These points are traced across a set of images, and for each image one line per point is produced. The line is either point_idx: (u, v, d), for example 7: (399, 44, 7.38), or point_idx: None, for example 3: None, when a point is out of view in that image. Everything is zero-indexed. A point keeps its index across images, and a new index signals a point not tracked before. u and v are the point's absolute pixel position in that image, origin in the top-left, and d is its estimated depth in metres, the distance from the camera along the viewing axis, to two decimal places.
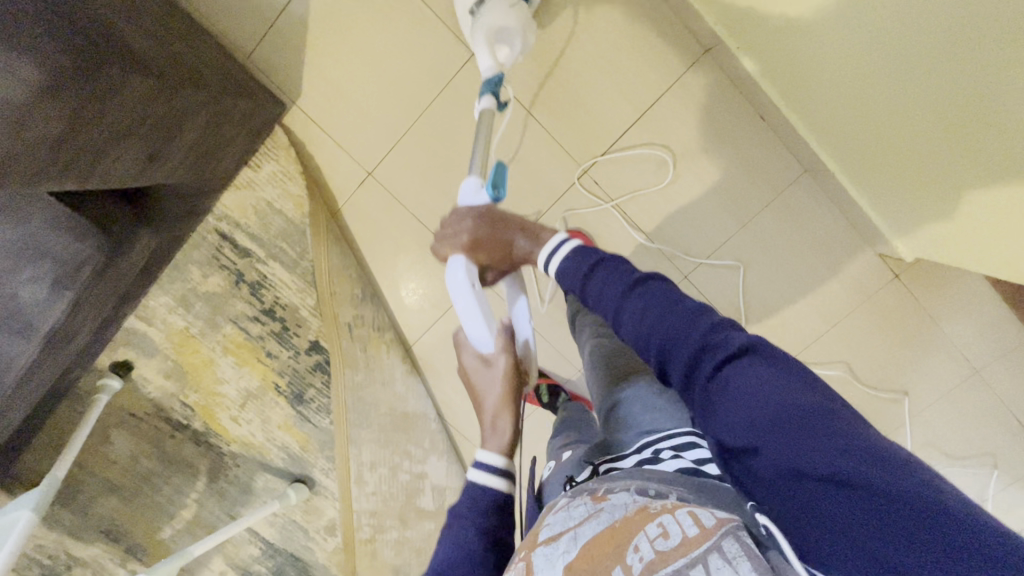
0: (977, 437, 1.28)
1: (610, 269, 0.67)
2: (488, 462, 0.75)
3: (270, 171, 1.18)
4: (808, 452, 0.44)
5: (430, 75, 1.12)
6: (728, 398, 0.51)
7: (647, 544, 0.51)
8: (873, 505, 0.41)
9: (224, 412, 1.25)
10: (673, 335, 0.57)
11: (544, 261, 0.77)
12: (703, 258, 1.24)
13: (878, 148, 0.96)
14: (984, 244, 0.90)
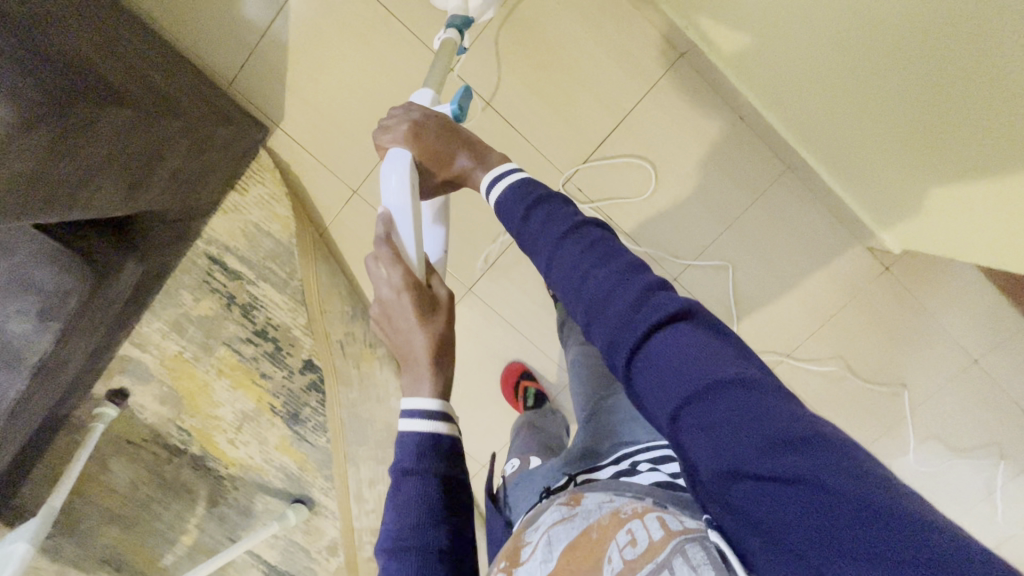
0: (983, 426, 1.13)
1: (551, 212, 0.54)
2: (422, 407, 0.54)
3: (257, 195, 1.03)
4: (737, 439, 0.35)
5: (402, 79, 0.99)
6: (660, 373, 0.40)
7: (617, 552, 0.44)
8: (810, 498, 0.31)
9: (221, 434, 1.18)
10: (601, 294, 0.46)
11: (488, 185, 0.62)
12: (692, 259, 1.07)
13: (869, 143, 0.83)
14: (980, 240, 0.81)
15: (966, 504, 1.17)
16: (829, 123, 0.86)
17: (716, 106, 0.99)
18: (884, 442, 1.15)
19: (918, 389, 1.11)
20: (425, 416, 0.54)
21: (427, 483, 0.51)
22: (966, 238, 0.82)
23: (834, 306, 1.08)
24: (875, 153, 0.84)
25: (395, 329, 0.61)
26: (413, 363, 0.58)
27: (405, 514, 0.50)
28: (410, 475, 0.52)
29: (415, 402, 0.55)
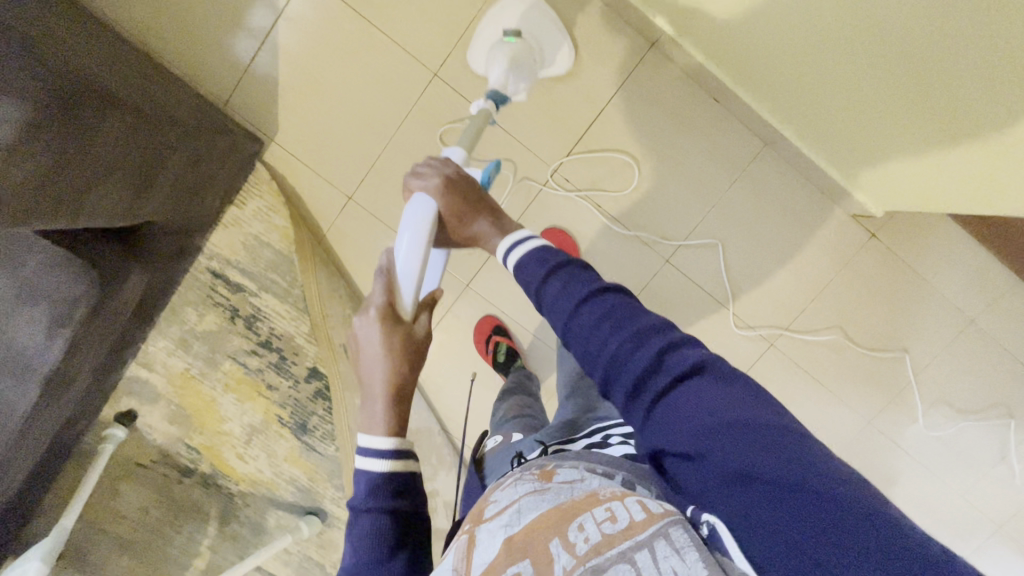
0: (988, 387, 1.13)
1: (569, 275, 0.56)
2: (378, 448, 0.58)
3: (255, 208, 1.06)
4: (751, 464, 0.41)
5: (389, 86, 1.03)
6: (673, 420, 0.46)
7: (593, 525, 0.46)
8: (817, 514, 0.37)
9: (230, 450, 1.18)
10: (617, 355, 0.49)
11: (505, 249, 0.63)
12: (682, 240, 1.09)
13: (837, 111, 0.86)
14: (955, 192, 0.82)
15: (983, 469, 1.16)
16: (800, 97, 0.89)
17: (690, 90, 1.03)
18: (894, 410, 1.15)
19: (920, 353, 1.12)
20: (380, 454, 0.58)
21: (377, 520, 0.56)
22: (938, 187, 0.84)
23: (827, 276, 1.09)
24: (839, 121, 0.88)
25: (361, 363, 0.62)
26: (371, 403, 0.60)
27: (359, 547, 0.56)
28: (364, 513, 0.57)
29: (373, 440, 0.58)
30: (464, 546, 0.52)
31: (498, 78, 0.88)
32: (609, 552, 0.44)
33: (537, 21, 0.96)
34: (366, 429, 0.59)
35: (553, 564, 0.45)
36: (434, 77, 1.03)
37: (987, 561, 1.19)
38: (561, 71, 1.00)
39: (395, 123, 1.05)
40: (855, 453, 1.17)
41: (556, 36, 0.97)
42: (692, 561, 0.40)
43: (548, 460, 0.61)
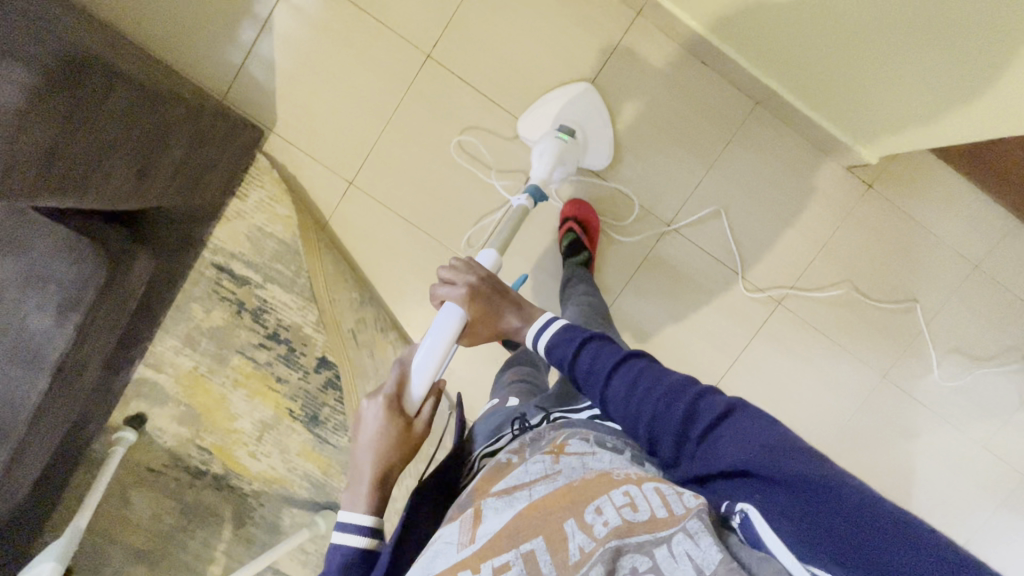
0: (1000, 330, 1.13)
1: (600, 345, 0.61)
2: (356, 525, 0.61)
3: (257, 199, 1.08)
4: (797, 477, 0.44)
5: (383, 72, 1.06)
6: (719, 456, 0.50)
7: (612, 509, 0.48)
8: (864, 519, 0.41)
9: (242, 448, 1.16)
10: (655, 414, 0.54)
11: (532, 335, 0.68)
12: (682, 203, 1.10)
13: (817, 59, 0.88)
14: (938, 128, 0.84)
15: (1002, 417, 1.15)
16: (782, 50, 0.91)
17: (678, 55, 1.05)
18: (908, 362, 1.14)
19: (929, 301, 1.12)
20: (355, 536, 0.61)
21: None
22: (920, 127, 0.86)
23: (828, 230, 1.10)
24: (819, 70, 0.90)
25: (357, 445, 0.66)
26: (361, 482, 0.64)
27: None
28: None
29: (352, 516, 0.61)
30: (470, 520, 0.53)
31: (543, 168, 0.96)
32: (630, 539, 0.45)
33: (591, 121, 1.06)
34: (350, 504, 0.62)
35: (569, 542, 0.46)
36: (427, 58, 1.05)
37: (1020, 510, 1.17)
38: (596, 166, 1.08)
39: (392, 105, 1.07)
40: (872, 409, 1.16)
41: (603, 138, 1.07)
42: (707, 546, 0.43)
43: (554, 437, 0.63)
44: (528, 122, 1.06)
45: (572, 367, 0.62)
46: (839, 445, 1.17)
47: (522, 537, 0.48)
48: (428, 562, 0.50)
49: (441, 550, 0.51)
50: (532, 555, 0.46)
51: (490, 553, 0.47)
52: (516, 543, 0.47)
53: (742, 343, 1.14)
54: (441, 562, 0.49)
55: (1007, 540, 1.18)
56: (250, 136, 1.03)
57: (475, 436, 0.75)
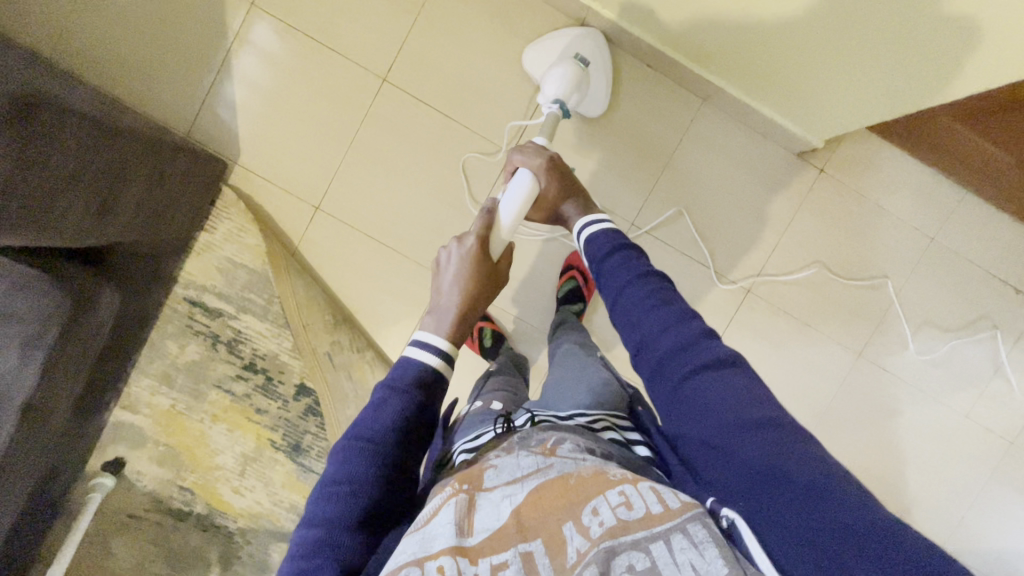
0: (965, 301, 1.15)
1: (625, 260, 0.65)
2: (436, 345, 0.68)
3: (226, 230, 1.09)
4: (779, 458, 0.47)
5: (342, 99, 1.09)
6: (698, 402, 0.53)
7: (608, 509, 0.47)
8: (834, 517, 0.43)
9: (225, 484, 1.14)
10: (659, 327, 0.58)
11: (580, 227, 0.74)
12: (644, 201, 1.13)
13: (754, 52, 0.92)
14: (874, 103, 0.87)
15: (980, 386, 1.17)
16: (721, 47, 0.95)
17: (623, 61, 1.10)
18: (881, 339, 1.16)
19: (892, 276, 1.14)
20: (428, 353, 0.67)
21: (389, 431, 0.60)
22: (858, 109, 0.90)
23: (787, 216, 1.13)
24: (756, 65, 0.94)
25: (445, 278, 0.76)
26: (447, 310, 0.72)
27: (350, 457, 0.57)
28: (393, 391, 0.62)
29: (435, 335, 0.68)
30: (463, 502, 0.52)
31: (560, 88, 0.94)
32: (625, 537, 0.45)
33: (598, 53, 1.05)
34: (433, 325, 0.70)
35: (567, 545, 0.46)
36: (382, 83, 1.09)
37: (1009, 478, 1.18)
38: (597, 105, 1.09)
39: (352, 130, 1.10)
40: (851, 390, 1.16)
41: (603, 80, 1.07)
42: (712, 559, 0.42)
43: (544, 437, 0.61)
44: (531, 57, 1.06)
45: (597, 270, 0.67)
46: (825, 427, 1.17)
47: (521, 536, 0.48)
48: (425, 541, 0.48)
49: (438, 531, 0.49)
50: (530, 556, 0.46)
51: (489, 549, 0.47)
52: (514, 542, 0.47)
53: (717, 335, 1.15)
54: (440, 542, 0.47)
55: (1002, 509, 1.18)
56: (210, 168, 1.05)
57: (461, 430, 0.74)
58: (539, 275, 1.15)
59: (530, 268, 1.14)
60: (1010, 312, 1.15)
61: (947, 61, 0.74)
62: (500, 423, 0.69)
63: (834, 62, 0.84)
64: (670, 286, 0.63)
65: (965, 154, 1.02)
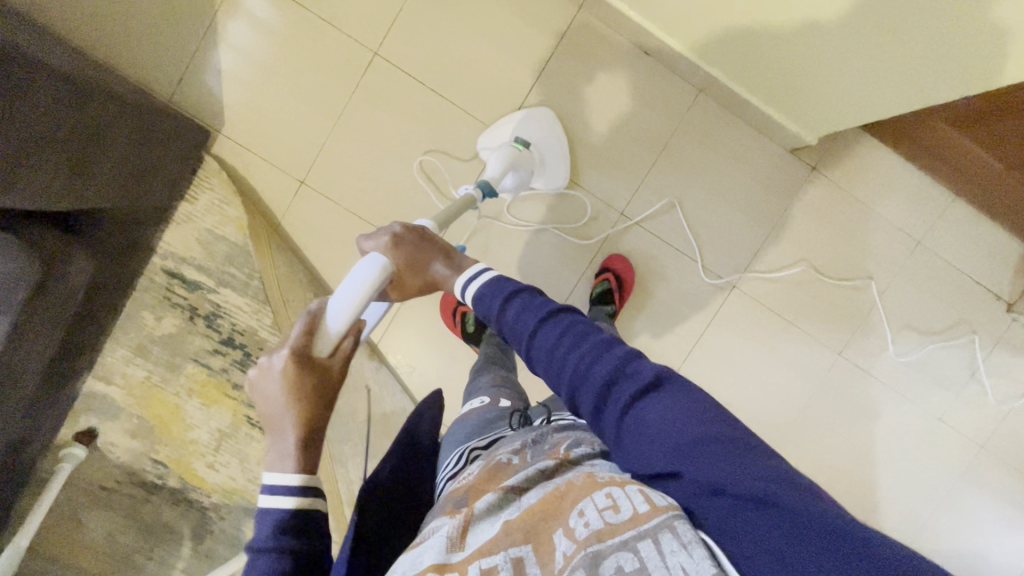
0: (947, 305, 1.16)
1: (527, 302, 0.61)
2: (285, 487, 0.55)
3: (208, 202, 1.07)
4: (728, 473, 0.46)
5: (331, 71, 1.06)
6: (637, 431, 0.51)
7: (594, 511, 0.46)
8: (788, 522, 0.42)
9: (200, 459, 1.12)
10: (578, 369, 0.55)
11: (463, 286, 0.68)
12: (635, 190, 1.11)
13: (752, 43, 0.90)
14: (873, 98, 0.85)
15: (955, 389, 1.19)
16: (719, 36, 0.92)
17: (620, 46, 1.07)
18: (862, 340, 1.17)
19: (876, 277, 1.15)
20: (281, 497, 0.55)
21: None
22: (856, 104, 0.89)
23: (776, 213, 1.12)
24: (754, 57, 0.93)
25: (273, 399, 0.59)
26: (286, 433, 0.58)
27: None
28: (261, 554, 0.52)
29: (278, 477, 0.55)
30: (459, 520, 0.53)
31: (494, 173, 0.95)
32: (611, 540, 0.43)
33: (547, 141, 1.07)
34: (272, 466, 0.57)
35: (554, 550, 0.46)
36: (374, 56, 1.06)
37: (977, 483, 1.21)
38: (553, 188, 1.10)
39: (340, 103, 1.07)
40: (831, 388, 1.18)
41: (561, 161, 1.08)
42: (701, 559, 0.40)
43: (558, 443, 0.63)
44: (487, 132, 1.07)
45: (500, 326, 0.63)
46: (802, 425, 1.18)
47: (512, 541, 0.48)
48: (415, 560, 0.51)
49: (428, 546, 0.52)
50: (520, 562, 0.47)
51: (479, 555, 0.48)
52: (504, 547, 0.48)
53: (701, 328, 1.15)
54: (427, 558, 0.50)
55: (968, 510, 1.21)
56: (190, 136, 1.02)
57: (473, 431, 0.77)
58: (525, 262, 1.13)
59: (516, 253, 1.13)
60: (989, 318, 1.17)
61: (951, 63, 0.72)
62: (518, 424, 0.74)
63: (834, 54, 0.82)
64: (580, 318, 0.61)
65: (957, 158, 1.02)
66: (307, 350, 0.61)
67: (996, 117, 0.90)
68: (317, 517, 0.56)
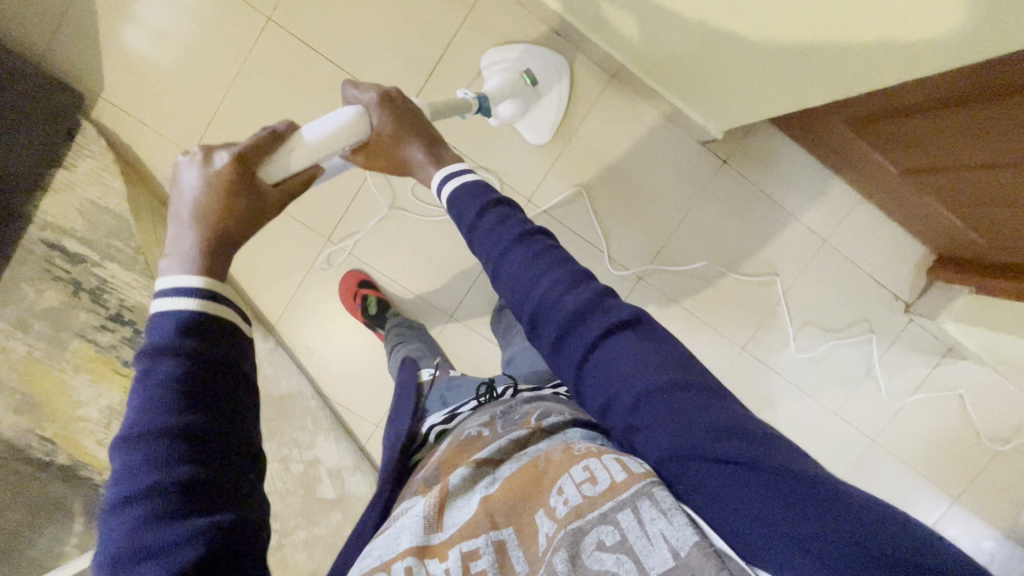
0: (848, 304, 1.18)
1: (500, 216, 0.56)
2: (174, 288, 0.44)
3: (88, 169, 1.01)
4: (709, 433, 0.42)
5: (221, 35, 1.00)
6: (610, 372, 0.47)
7: (573, 487, 0.46)
8: (779, 484, 0.38)
9: (90, 437, 0.97)
10: (551, 294, 0.50)
11: (437, 183, 0.62)
12: (541, 179, 1.09)
13: (666, 24, 0.85)
14: (782, 79, 0.81)
15: (853, 385, 1.22)
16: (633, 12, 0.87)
17: (528, 25, 1.03)
18: (764, 335, 1.18)
19: (781, 274, 1.16)
20: (181, 298, 0.44)
21: (163, 465, 0.39)
22: (765, 90, 0.85)
23: (688, 205, 1.12)
24: (666, 42, 0.89)
25: (187, 193, 0.52)
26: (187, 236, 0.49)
27: (116, 544, 0.37)
28: (153, 360, 0.41)
29: (171, 283, 0.45)
30: (436, 495, 0.53)
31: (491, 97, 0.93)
32: (591, 514, 0.44)
33: (552, 87, 1.04)
34: (165, 255, 0.48)
35: (538, 531, 0.47)
36: (267, 21, 0.99)
37: (867, 474, 1.26)
38: (539, 140, 1.06)
39: (232, 71, 1.01)
40: (733, 381, 1.20)
41: (553, 110, 1.05)
42: (682, 526, 0.40)
43: (529, 413, 0.62)
44: (503, 53, 1.02)
45: (468, 232, 0.57)
46: None
47: (492, 523, 0.49)
48: (391, 542, 0.51)
49: (403, 525, 0.52)
50: (503, 546, 0.48)
51: (459, 538, 0.49)
52: (485, 530, 0.49)
53: None
54: (404, 539, 0.50)
55: None
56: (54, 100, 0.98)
57: (437, 401, 0.75)
58: (429, 247, 1.11)
59: (421, 237, 1.10)
60: (888, 317, 1.19)
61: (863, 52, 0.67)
62: (484, 392, 0.73)
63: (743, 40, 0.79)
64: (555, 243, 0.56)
65: (862, 159, 1.02)
66: (258, 159, 0.57)
67: (892, 120, 0.89)
68: (232, 334, 0.45)
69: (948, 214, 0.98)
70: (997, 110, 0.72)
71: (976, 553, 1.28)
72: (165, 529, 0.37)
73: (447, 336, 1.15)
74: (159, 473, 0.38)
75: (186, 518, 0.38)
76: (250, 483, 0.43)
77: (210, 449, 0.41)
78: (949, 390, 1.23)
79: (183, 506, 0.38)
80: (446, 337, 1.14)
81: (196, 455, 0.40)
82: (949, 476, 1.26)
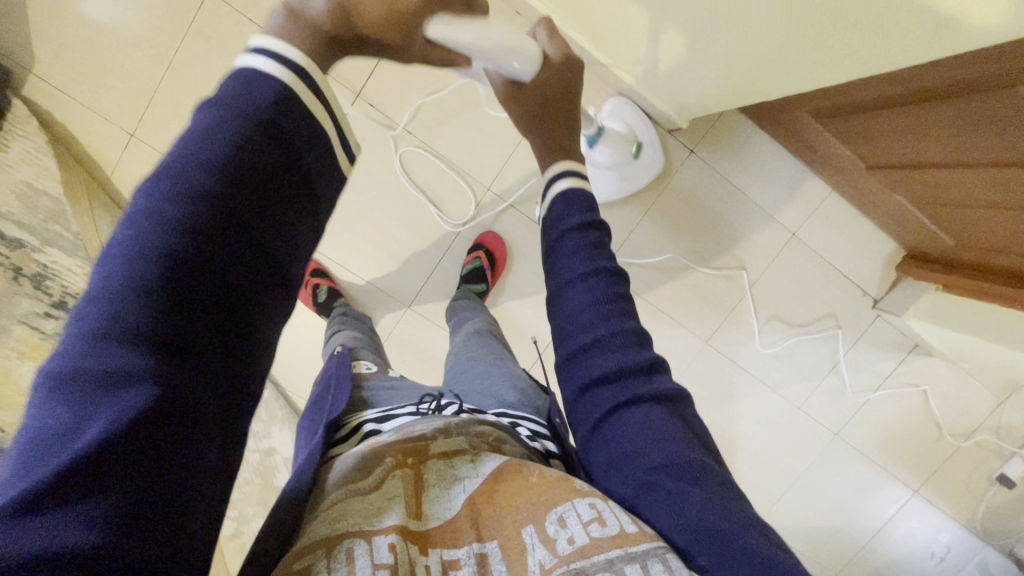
0: (816, 299, 1.16)
1: (591, 241, 0.52)
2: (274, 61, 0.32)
3: (23, 150, 0.95)
4: (733, 521, 0.40)
5: (161, 12, 0.97)
6: (643, 433, 0.46)
7: (578, 525, 0.41)
8: None
9: None
10: (613, 339, 0.49)
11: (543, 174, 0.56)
12: (501, 166, 1.05)
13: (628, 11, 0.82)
14: (752, 68, 0.77)
15: (817, 380, 1.21)
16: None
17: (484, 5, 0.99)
18: (729, 330, 1.17)
19: (749, 267, 1.13)
20: (273, 61, 0.32)
21: (184, 227, 0.28)
22: (733, 80, 0.82)
23: (653, 196, 1.09)
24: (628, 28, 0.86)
25: None
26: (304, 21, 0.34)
27: (93, 297, 0.27)
28: (220, 109, 0.30)
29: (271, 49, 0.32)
30: (409, 478, 0.46)
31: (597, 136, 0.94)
32: (597, 557, 0.39)
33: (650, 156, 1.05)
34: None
35: (528, 555, 0.41)
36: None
37: (829, 468, 1.26)
38: (603, 193, 1.06)
39: (173, 49, 0.99)
40: (696, 375, 1.18)
41: (642, 176, 1.06)
42: None
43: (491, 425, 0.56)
44: (626, 108, 1.04)
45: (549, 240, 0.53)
46: None
47: (476, 535, 0.43)
48: (369, 512, 0.43)
49: (379, 506, 0.43)
50: (485, 559, 0.42)
51: (440, 543, 0.43)
52: (468, 540, 0.43)
53: None
54: (388, 518, 0.43)
55: (823, 493, 1.27)
56: None
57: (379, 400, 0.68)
58: (386, 235, 1.07)
59: (377, 224, 1.07)
60: (856, 313, 1.17)
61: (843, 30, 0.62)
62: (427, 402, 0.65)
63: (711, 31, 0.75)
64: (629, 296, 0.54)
65: (829, 154, 0.99)
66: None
67: (858, 114, 0.85)
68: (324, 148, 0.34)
69: (922, 215, 0.96)
70: (964, 108, 0.69)
71: (933, 545, 1.30)
72: (153, 321, 0.27)
73: (404, 325, 1.13)
74: (171, 239, 0.28)
75: (181, 321, 0.28)
76: (264, 328, 0.32)
77: (249, 246, 0.30)
78: (913, 386, 1.22)
79: (178, 307, 0.28)
80: (403, 326, 1.13)
81: (231, 243, 0.30)
82: (911, 470, 1.27)
